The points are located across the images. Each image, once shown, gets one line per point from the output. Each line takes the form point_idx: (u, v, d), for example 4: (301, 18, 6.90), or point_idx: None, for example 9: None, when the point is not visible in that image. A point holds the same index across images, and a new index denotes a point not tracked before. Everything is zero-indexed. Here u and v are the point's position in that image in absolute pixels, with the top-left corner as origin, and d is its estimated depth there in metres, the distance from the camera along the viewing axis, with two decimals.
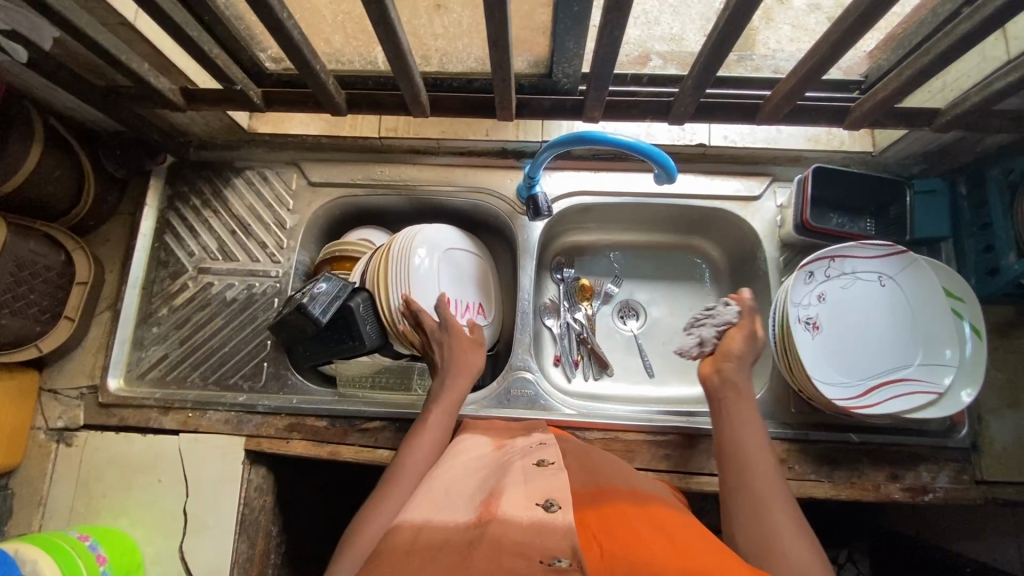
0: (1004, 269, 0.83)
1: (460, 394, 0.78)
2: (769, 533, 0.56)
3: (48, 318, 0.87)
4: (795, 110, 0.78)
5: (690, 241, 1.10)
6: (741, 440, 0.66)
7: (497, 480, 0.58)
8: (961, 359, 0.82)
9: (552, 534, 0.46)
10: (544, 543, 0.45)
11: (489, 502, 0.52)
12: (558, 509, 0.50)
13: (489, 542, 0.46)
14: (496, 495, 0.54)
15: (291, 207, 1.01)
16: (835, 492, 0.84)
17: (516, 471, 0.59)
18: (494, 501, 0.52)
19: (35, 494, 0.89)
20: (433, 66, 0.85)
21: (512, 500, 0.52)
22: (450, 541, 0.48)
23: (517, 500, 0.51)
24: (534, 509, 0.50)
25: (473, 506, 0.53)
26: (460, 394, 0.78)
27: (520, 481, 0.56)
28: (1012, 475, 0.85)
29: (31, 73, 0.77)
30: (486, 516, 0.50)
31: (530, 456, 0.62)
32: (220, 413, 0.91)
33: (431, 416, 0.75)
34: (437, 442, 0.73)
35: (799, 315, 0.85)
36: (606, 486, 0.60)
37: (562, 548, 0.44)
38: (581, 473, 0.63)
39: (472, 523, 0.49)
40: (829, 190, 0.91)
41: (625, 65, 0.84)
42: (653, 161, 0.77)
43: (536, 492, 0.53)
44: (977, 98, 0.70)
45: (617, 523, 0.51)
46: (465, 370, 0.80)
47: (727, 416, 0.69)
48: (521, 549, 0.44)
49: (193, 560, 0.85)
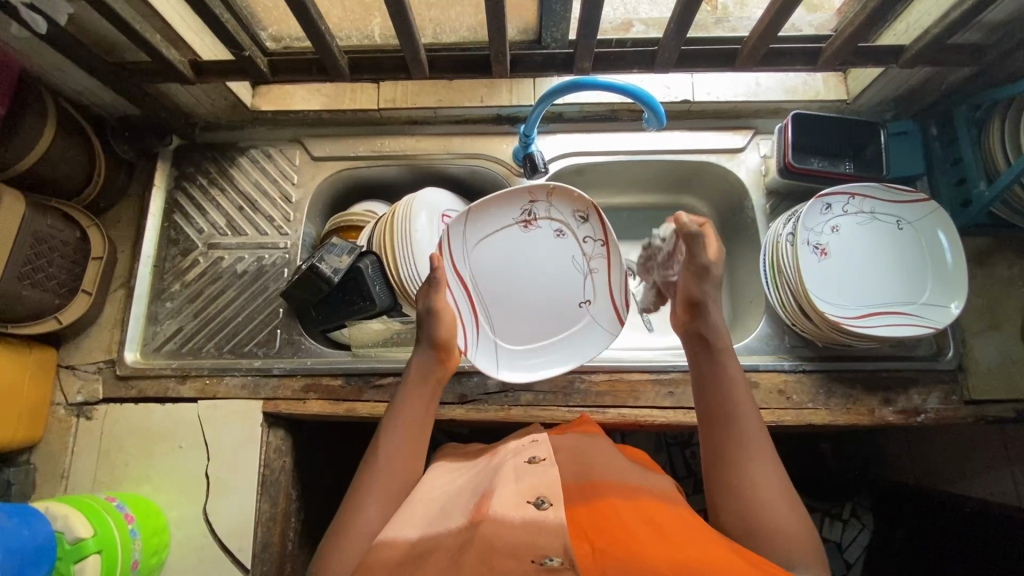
0: (975, 197, 0.88)
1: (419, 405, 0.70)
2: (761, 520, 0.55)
3: (65, 292, 0.90)
4: (770, 55, 0.84)
5: (680, 200, 1.16)
6: (736, 403, 0.63)
7: (489, 483, 0.59)
8: (944, 278, 0.87)
9: (544, 534, 0.48)
10: (537, 542, 0.47)
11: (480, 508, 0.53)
12: (549, 506, 0.51)
13: (479, 543, 0.48)
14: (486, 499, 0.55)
15: (295, 182, 1.04)
16: (832, 417, 0.88)
17: (506, 471, 0.59)
18: (486, 501, 0.54)
19: (57, 467, 0.91)
20: (428, 37, 0.90)
21: (503, 500, 0.53)
22: (442, 545, 0.50)
23: (509, 499, 0.53)
24: (525, 508, 0.51)
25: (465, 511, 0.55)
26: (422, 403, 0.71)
27: (512, 480, 0.57)
28: (997, 393, 0.89)
29: (45, 52, 0.80)
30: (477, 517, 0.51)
31: (522, 455, 0.62)
32: (236, 378, 0.94)
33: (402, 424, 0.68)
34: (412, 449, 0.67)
35: (810, 238, 0.88)
36: (598, 479, 0.60)
37: (553, 547, 0.46)
38: (573, 470, 0.63)
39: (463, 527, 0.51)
40: (810, 135, 0.96)
41: (610, 31, 0.90)
42: (644, 105, 0.81)
43: (527, 489, 0.55)
44: (937, 30, 0.76)
45: (608, 520, 0.53)
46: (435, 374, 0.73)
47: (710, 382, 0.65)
48: (514, 550, 0.46)
49: (217, 521, 0.88)
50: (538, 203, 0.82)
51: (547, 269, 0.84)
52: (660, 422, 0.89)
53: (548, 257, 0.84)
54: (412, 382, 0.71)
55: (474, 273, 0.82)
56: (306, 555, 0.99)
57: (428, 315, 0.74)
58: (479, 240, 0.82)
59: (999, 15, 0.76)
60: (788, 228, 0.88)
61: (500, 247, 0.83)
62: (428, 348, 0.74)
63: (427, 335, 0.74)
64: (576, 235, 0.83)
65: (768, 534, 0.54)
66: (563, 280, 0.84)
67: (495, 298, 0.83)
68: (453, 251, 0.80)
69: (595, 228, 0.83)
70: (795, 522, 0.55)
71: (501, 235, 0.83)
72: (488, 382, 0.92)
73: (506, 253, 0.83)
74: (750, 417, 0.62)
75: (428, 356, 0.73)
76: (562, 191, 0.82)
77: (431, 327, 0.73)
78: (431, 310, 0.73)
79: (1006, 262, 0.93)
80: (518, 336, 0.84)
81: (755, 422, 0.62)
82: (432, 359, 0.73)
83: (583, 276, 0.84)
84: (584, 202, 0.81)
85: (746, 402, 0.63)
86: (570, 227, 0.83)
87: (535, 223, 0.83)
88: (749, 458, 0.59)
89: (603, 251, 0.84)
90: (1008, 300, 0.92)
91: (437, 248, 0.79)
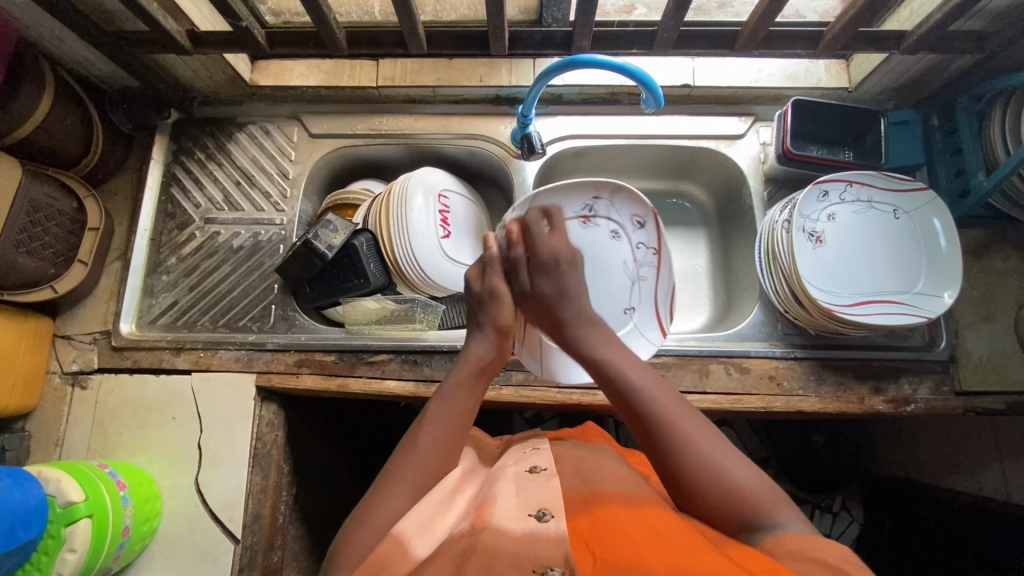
0: (974, 188, 0.87)
1: (468, 407, 0.67)
2: (717, 479, 0.56)
3: (62, 262, 0.90)
4: (771, 38, 0.83)
5: (678, 186, 1.16)
6: (644, 390, 0.61)
7: (489, 489, 0.62)
8: (939, 266, 0.87)
9: (545, 545, 0.50)
10: (537, 553, 0.50)
11: (481, 514, 0.56)
12: (551, 518, 0.54)
13: (483, 551, 0.50)
14: (488, 506, 0.58)
15: (293, 158, 1.04)
16: (822, 404, 0.89)
17: (507, 479, 0.62)
18: (486, 509, 0.57)
19: (52, 435, 0.92)
20: (428, 15, 0.90)
21: (506, 512, 0.55)
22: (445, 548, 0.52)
23: (512, 511, 0.55)
24: (528, 520, 0.54)
25: (469, 515, 0.58)
26: (469, 402, 0.67)
27: (514, 489, 0.59)
28: (989, 384, 0.89)
29: (43, 19, 0.80)
30: (479, 525, 0.55)
31: (523, 463, 0.65)
32: (231, 352, 0.94)
33: (438, 425, 0.64)
34: (447, 449, 0.63)
35: (806, 225, 0.88)
36: (599, 489, 0.60)
37: (554, 557, 0.49)
38: (574, 480, 0.63)
39: (467, 531, 0.55)
40: (808, 122, 0.95)
41: (612, 13, 0.91)
42: (643, 85, 0.81)
43: (529, 501, 0.56)
44: (939, 15, 0.75)
45: (608, 526, 0.54)
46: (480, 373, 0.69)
47: (613, 373, 0.63)
48: (514, 561, 0.49)
49: (209, 491, 0.89)
50: (600, 200, 0.84)
51: (599, 265, 0.86)
52: None
53: (598, 255, 0.86)
54: (470, 367, 0.69)
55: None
56: (296, 530, 1.00)
57: (490, 298, 0.72)
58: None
59: (1001, 3, 0.76)
60: (784, 215, 0.88)
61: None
62: (489, 334, 0.71)
63: (491, 319, 0.71)
64: (631, 239, 0.86)
65: (736, 498, 0.55)
66: (610, 279, 0.86)
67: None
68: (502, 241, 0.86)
69: (652, 235, 0.85)
70: (744, 475, 0.56)
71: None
72: None
73: None
74: (665, 396, 0.61)
75: (488, 345, 0.71)
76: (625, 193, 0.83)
77: (495, 312, 0.71)
78: (495, 293, 0.72)
79: (1002, 255, 0.93)
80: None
81: (666, 394, 0.61)
82: (492, 346, 0.71)
83: (627, 278, 0.86)
84: (645, 207, 0.83)
85: (651, 384, 0.62)
86: (626, 230, 0.86)
87: (593, 219, 0.85)
88: (679, 434, 0.58)
89: (653, 260, 0.86)
90: (1003, 292, 0.92)
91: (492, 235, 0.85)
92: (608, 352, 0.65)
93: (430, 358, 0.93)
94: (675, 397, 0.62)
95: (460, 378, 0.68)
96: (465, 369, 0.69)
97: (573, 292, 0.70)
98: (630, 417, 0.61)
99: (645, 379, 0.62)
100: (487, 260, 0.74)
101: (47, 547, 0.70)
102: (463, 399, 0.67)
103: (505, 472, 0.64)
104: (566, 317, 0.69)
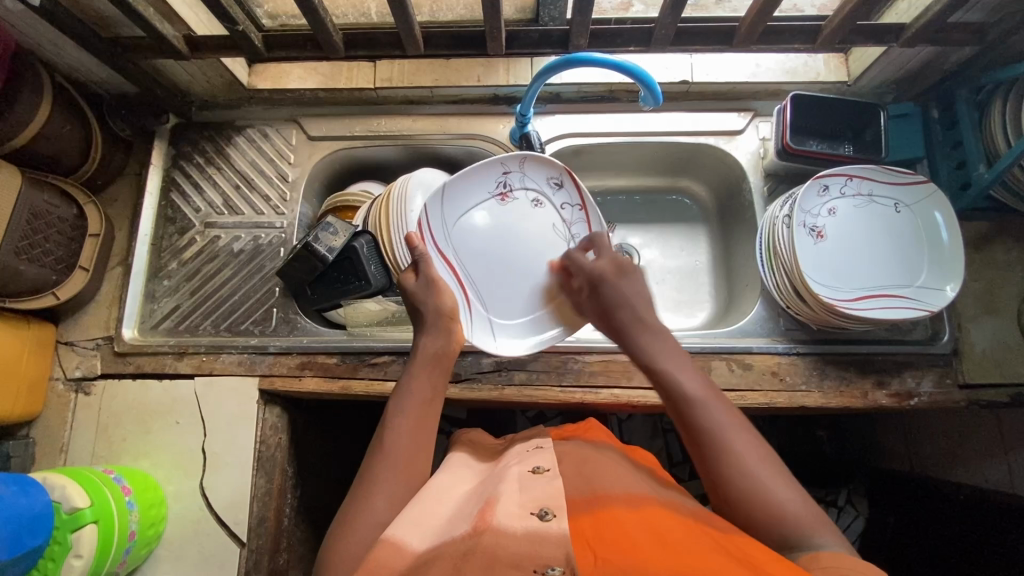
0: (974, 180, 0.86)
1: (427, 396, 0.68)
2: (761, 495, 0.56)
3: (63, 268, 0.90)
4: (769, 33, 0.83)
5: (677, 182, 1.16)
6: (697, 403, 0.61)
7: (491, 488, 0.61)
8: (941, 259, 0.87)
9: (546, 543, 0.50)
10: (539, 553, 0.49)
11: (484, 513, 0.56)
12: (552, 518, 0.53)
13: (486, 548, 0.50)
14: (491, 504, 0.57)
15: (292, 161, 1.04)
16: (826, 399, 0.88)
17: (511, 480, 0.61)
18: (490, 508, 0.56)
19: (57, 441, 0.92)
20: (425, 16, 0.91)
21: (507, 511, 0.55)
22: (448, 549, 0.52)
23: (513, 510, 0.55)
24: (529, 519, 0.53)
25: (469, 517, 0.56)
26: (429, 389, 0.69)
27: (516, 489, 0.58)
28: (993, 376, 0.89)
29: (39, 26, 0.80)
30: (481, 525, 0.54)
31: (526, 462, 0.64)
32: (233, 355, 0.94)
33: (406, 420, 0.66)
34: (417, 442, 0.65)
35: (806, 220, 0.88)
36: (601, 491, 0.60)
37: (556, 557, 0.48)
38: (577, 480, 0.63)
39: (468, 533, 0.53)
40: (807, 117, 0.95)
41: (609, 11, 0.91)
42: (640, 82, 0.81)
43: (530, 500, 0.56)
44: (937, 7, 0.75)
45: (612, 528, 0.53)
46: (436, 362, 0.71)
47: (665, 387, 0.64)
48: (517, 561, 0.48)
49: (214, 495, 0.89)
50: (512, 174, 0.87)
51: (528, 235, 0.87)
52: (651, 403, 0.90)
53: (525, 227, 0.87)
54: (425, 357, 0.71)
55: (456, 251, 0.84)
56: (301, 532, 1.00)
57: (428, 286, 0.76)
58: (456, 218, 0.84)
59: None
60: (785, 210, 0.88)
61: (477, 221, 0.85)
62: (436, 324, 0.74)
63: (433, 307, 0.75)
64: (553, 202, 0.89)
65: (777, 521, 0.55)
66: (543, 246, 0.87)
67: (481, 275, 0.85)
68: (435, 234, 0.83)
69: (572, 192, 0.89)
70: (791, 497, 0.56)
71: (474, 210, 0.85)
72: (482, 361, 0.92)
73: (485, 226, 0.86)
74: (719, 410, 0.61)
75: (438, 332, 0.74)
76: (534, 161, 0.86)
77: (432, 300, 0.75)
78: (432, 283, 0.76)
79: (1004, 247, 0.93)
80: (507, 308, 0.86)
81: (723, 411, 0.61)
82: (442, 334, 0.73)
83: (560, 239, 0.88)
84: (557, 168, 0.87)
85: (707, 396, 0.62)
86: (547, 195, 0.88)
87: (511, 195, 0.87)
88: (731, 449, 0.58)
89: (581, 216, 0.90)
90: (1005, 284, 0.91)
91: (418, 230, 0.82)
92: (666, 362, 0.66)
93: None
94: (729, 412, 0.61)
95: (415, 369, 0.70)
96: (419, 360, 0.71)
97: (623, 301, 0.72)
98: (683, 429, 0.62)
99: (703, 389, 0.63)
100: (418, 258, 0.78)
101: (53, 554, 0.70)
102: (421, 389, 0.68)
103: (507, 472, 0.64)
104: (619, 320, 0.71)
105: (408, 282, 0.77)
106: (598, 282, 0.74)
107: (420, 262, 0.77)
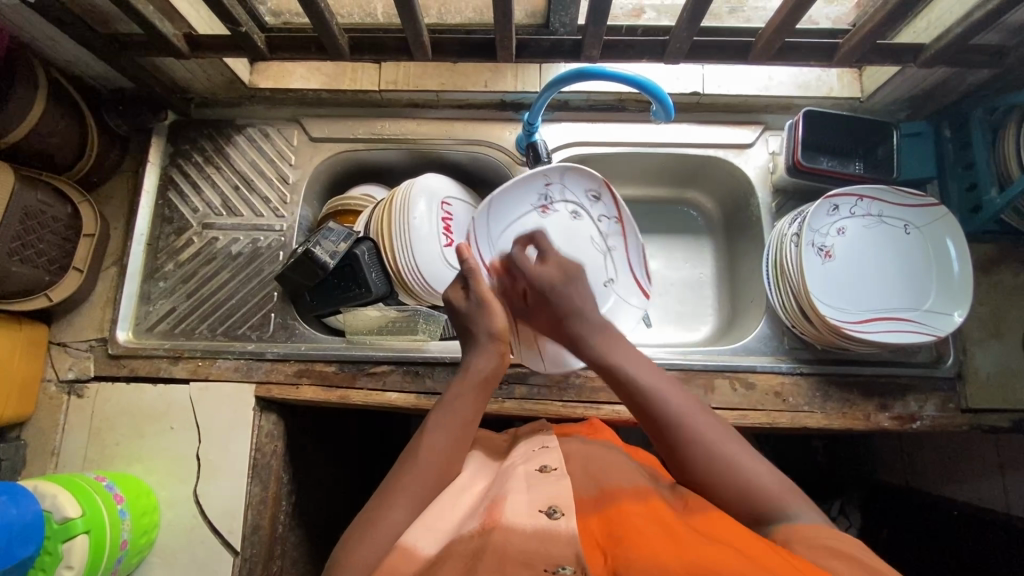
0: (986, 204, 0.86)
1: (469, 420, 0.67)
2: (726, 470, 0.58)
3: (57, 269, 0.88)
4: (786, 48, 0.81)
5: (684, 194, 1.14)
6: (654, 394, 0.63)
7: (497, 488, 0.60)
8: (949, 285, 0.86)
9: (555, 543, 0.49)
10: (549, 551, 0.48)
11: (492, 512, 0.55)
12: (561, 516, 0.52)
13: None
14: (499, 503, 0.56)
15: (293, 162, 1.02)
16: (827, 421, 0.88)
17: (517, 478, 0.60)
18: (497, 506, 0.55)
19: (48, 444, 0.91)
20: (433, 19, 0.88)
21: (515, 510, 0.54)
22: None
23: (522, 507, 0.54)
24: (538, 517, 0.53)
25: (479, 515, 0.55)
26: (469, 412, 0.68)
27: (523, 487, 0.58)
28: (995, 402, 0.89)
29: (33, 21, 0.77)
30: (489, 523, 0.53)
31: (533, 461, 0.63)
32: (229, 361, 0.93)
33: (440, 441, 0.64)
34: (450, 462, 0.64)
35: (815, 240, 0.87)
36: (610, 488, 0.59)
37: (566, 556, 0.48)
38: (584, 478, 0.62)
39: (477, 531, 0.52)
40: (819, 133, 0.93)
41: (621, 18, 0.89)
42: (652, 97, 0.79)
43: (539, 499, 0.55)
44: (958, 30, 0.73)
45: (620, 524, 0.52)
46: (476, 387, 0.69)
47: (627, 382, 0.64)
48: (526, 559, 0.47)
49: (208, 502, 0.88)
50: (553, 186, 0.85)
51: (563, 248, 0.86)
52: None
53: (568, 240, 0.86)
54: (473, 379, 0.69)
55: None
56: (296, 538, 0.99)
57: (479, 309, 0.72)
58: (503, 229, 0.83)
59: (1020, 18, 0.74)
60: (794, 228, 0.86)
61: (518, 233, 0.84)
62: (487, 344, 0.71)
63: (484, 329, 0.71)
64: (591, 215, 0.88)
65: (742, 491, 0.57)
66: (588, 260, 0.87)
67: None
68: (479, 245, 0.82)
69: (609, 205, 0.87)
70: (757, 468, 0.58)
71: (518, 222, 0.84)
72: None
73: None
74: (677, 397, 0.62)
75: (489, 356, 0.71)
76: (577, 171, 0.85)
77: (484, 322, 0.71)
78: (483, 303, 0.72)
79: (1011, 270, 0.92)
80: None
81: (679, 395, 0.63)
82: (493, 357, 0.71)
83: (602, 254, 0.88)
84: (597, 180, 0.86)
85: (660, 386, 0.63)
86: (584, 207, 0.87)
87: (552, 207, 0.86)
88: (688, 428, 0.60)
89: (618, 229, 0.89)
90: (1011, 309, 0.91)
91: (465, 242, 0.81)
92: (620, 357, 0.66)
93: (432, 370, 0.91)
94: (686, 395, 0.63)
95: (461, 389, 0.69)
96: (466, 380, 0.69)
97: (579, 305, 0.69)
98: (641, 418, 0.63)
99: (660, 382, 0.64)
100: (467, 275, 0.73)
101: (43, 564, 0.69)
102: (465, 410, 0.67)
103: (514, 470, 0.63)
104: (574, 330, 0.69)
105: (457, 301, 0.74)
106: (544, 292, 0.69)
107: (470, 279, 0.72)
